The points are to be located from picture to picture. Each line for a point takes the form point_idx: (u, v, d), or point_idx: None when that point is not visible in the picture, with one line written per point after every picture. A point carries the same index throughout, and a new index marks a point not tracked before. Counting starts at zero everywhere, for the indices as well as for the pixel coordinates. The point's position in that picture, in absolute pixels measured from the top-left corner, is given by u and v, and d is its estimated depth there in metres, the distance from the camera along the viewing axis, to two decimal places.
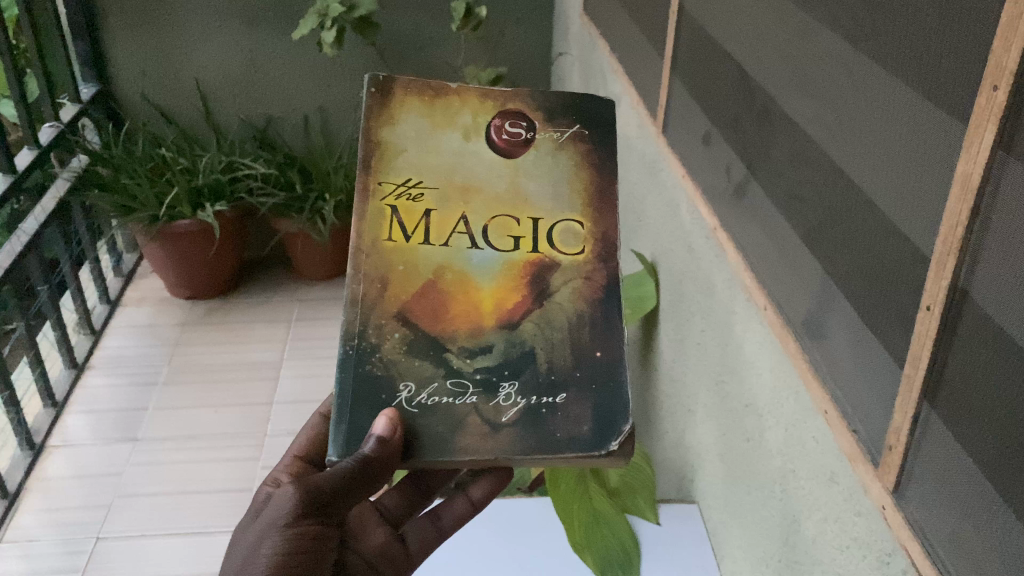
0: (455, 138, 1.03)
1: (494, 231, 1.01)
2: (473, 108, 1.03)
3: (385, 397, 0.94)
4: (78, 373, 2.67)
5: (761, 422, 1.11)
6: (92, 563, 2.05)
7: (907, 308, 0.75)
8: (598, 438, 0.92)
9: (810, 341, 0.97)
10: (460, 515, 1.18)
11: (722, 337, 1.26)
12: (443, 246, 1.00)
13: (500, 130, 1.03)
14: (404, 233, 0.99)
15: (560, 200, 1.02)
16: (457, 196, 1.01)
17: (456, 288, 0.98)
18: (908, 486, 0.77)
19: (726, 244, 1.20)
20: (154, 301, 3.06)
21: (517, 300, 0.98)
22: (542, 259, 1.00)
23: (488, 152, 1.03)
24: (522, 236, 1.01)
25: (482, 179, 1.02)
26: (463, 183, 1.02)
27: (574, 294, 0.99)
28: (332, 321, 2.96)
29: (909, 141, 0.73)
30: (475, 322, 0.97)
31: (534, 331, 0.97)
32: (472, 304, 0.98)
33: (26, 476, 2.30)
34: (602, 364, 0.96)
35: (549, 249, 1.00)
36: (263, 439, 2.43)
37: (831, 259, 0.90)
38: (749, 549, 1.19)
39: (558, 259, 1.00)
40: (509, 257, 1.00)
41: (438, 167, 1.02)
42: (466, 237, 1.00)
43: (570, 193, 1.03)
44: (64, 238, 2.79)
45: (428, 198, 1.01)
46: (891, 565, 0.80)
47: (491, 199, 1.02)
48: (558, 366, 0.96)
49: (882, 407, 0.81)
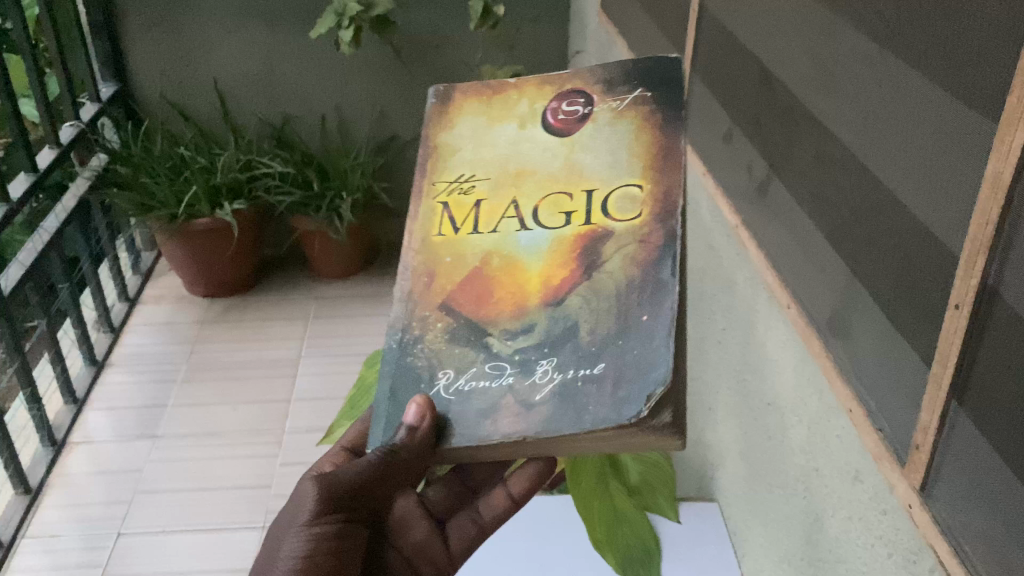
0: (511, 128, 1.00)
1: (545, 211, 0.94)
2: (531, 97, 1.01)
3: (423, 386, 0.89)
4: (98, 370, 2.69)
5: (784, 420, 1.12)
6: (114, 559, 2.06)
7: (934, 306, 0.75)
8: (630, 403, 0.77)
9: (834, 339, 0.97)
10: (503, 510, 1.12)
11: (744, 335, 1.26)
12: (492, 232, 0.95)
13: (556, 112, 0.99)
14: (454, 225, 0.96)
15: (617, 168, 0.93)
16: (509, 182, 0.97)
17: (503, 271, 0.92)
18: (936, 485, 0.77)
19: (749, 242, 1.20)
20: (173, 299, 3.08)
21: (565, 275, 0.89)
22: (594, 230, 0.90)
23: (545, 136, 0.98)
24: (575, 210, 0.93)
25: (536, 162, 0.97)
26: (516, 169, 0.97)
27: (626, 262, 0.87)
28: (349, 319, 2.97)
29: (938, 139, 0.73)
30: (520, 303, 0.89)
31: (579, 305, 0.87)
32: (519, 286, 0.90)
33: (48, 472, 2.32)
34: (647, 330, 0.82)
35: (602, 219, 0.91)
36: (282, 436, 2.44)
37: (856, 257, 0.90)
38: (770, 548, 1.19)
39: (610, 228, 0.90)
40: (559, 233, 0.92)
41: (492, 159, 0.99)
42: (515, 220, 0.94)
43: (629, 158, 0.93)
44: (85, 236, 2.81)
45: (480, 189, 0.98)
46: (917, 563, 0.80)
47: (545, 179, 0.96)
48: (602, 337, 0.84)
49: (909, 405, 0.81)
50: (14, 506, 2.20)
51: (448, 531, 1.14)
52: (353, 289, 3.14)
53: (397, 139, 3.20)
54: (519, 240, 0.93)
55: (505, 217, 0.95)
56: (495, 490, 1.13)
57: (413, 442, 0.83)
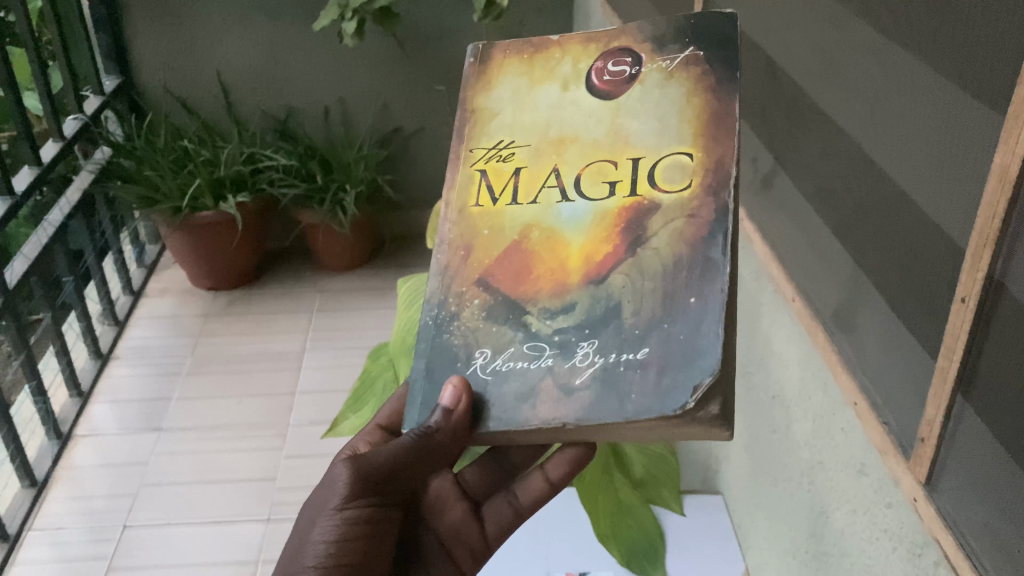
0: (553, 91, 0.94)
1: (588, 181, 0.88)
2: (575, 57, 0.94)
3: (459, 365, 0.85)
4: (103, 363, 2.70)
5: (788, 413, 1.12)
6: (119, 551, 2.07)
7: (940, 300, 0.75)
8: (672, 395, 0.73)
9: (839, 333, 0.96)
10: (541, 493, 1.07)
11: (749, 328, 1.26)
12: (531, 204, 0.89)
13: (601, 72, 0.92)
14: (492, 196, 0.91)
15: (666, 135, 0.86)
16: (550, 150, 0.91)
17: (544, 245, 0.86)
18: (941, 479, 0.77)
19: (754, 235, 1.20)
20: (177, 292, 3.08)
21: (608, 250, 0.83)
22: (641, 202, 0.84)
23: (589, 100, 0.92)
24: (620, 180, 0.86)
25: (578, 129, 0.90)
26: (557, 136, 0.91)
27: (673, 237, 0.81)
28: (353, 312, 2.97)
29: (945, 132, 0.72)
30: (561, 280, 0.84)
31: (623, 282, 0.81)
32: (561, 260, 0.85)
33: (53, 465, 2.32)
34: (695, 313, 0.77)
35: (649, 190, 0.84)
36: (286, 429, 2.44)
37: (862, 251, 0.89)
38: (775, 541, 1.19)
39: (658, 200, 0.83)
40: (603, 205, 0.85)
41: (532, 124, 0.93)
42: (557, 190, 0.89)
43: (678, 124, 0.86)
44: (89, 229, 2.81)
45: (519, 157, 0.92)
46: (923, 557, 0.80)
47: (588, 146, 0.89)
48: (646, 317, 0.79)
49: (914, 399, 0.81)
50: (19, 499, 2.21)
51: (484, 513, 1.09)
52: (357, 282, 3.14)
53: (401, 131, 3.20)
54: (560, 213, 0.87)
55: (546, 188, 0.89)
56: (533, 474, 1.07)
57: (447, 425, 0.80)
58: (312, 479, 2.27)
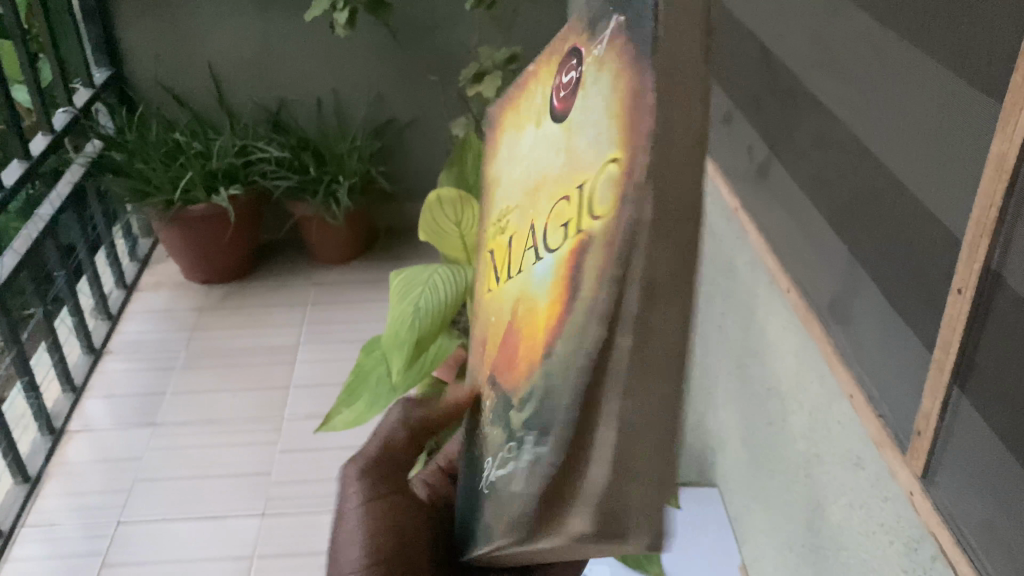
0: (530, 133, 0.68)
1: (553, 225, 0.55)
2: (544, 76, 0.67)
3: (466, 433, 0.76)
4: (96, 358, 2.69)
5: (785, 405, 1.10)
6: (113, 547, 2.06)
7: (936, 291, 0.73)
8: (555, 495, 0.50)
9: (835, 324, 0.95)
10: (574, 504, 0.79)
11: (744, 320, 1.24)
12: (516, 274, 0.63)
13: (558, 91, 0.61)
14: (491, 273, 0.72)
15: (601, 144, 0.48)
16: (529, 203, 0.64)
17: (524, 317, 0.58)
18: (938, 473, 0.75)
19: (749, 226, 1.18)
20: (172, 286, 3.07)
21: (558, 316, 0.50)
22: (583, 239, 0.48)
23: (551, 122, 0.61)
24: (573, 218, 0.52)
25: (545, 165, 0.61)
26: (534, 180, 0.64)
27: (596, 276, 0.45)
28: (348, 304, 2.95)
29: (941, 120, 0.71)
30: (529, 360, 0.54)
31: (562, 368, 0.47)
32: (530, 336, 0.55)
33: (47, 461, 2.31)
34: (583, 381, 0.46)
35: (587, 221, 0.48)
36: (282, 423, 2.44)
37: (857, 241, 0.88)
38: (772, 534, 1.18)
39: (591, 233, 0.47)
40: (558, 256, 0.52)
41: (516, 176, 0.70)
42: (532, 250, 0.60)
43: (607, 121, 0.48)
44: (81, 223, 2.80)
45: (510, 219, 0.69)
46: (920, 552, 0.79)
47: (552, 179, 0.58)
48: (553, 394, 0.48)
49: (911, 391, 0.79)
50: (13, 495, 2.20)
51: None
52: (352, 274, 3.12)
53: (395, 122, 3.18)
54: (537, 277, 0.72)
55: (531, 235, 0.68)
56: None
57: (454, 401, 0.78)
58: (306, 474, 2.27)
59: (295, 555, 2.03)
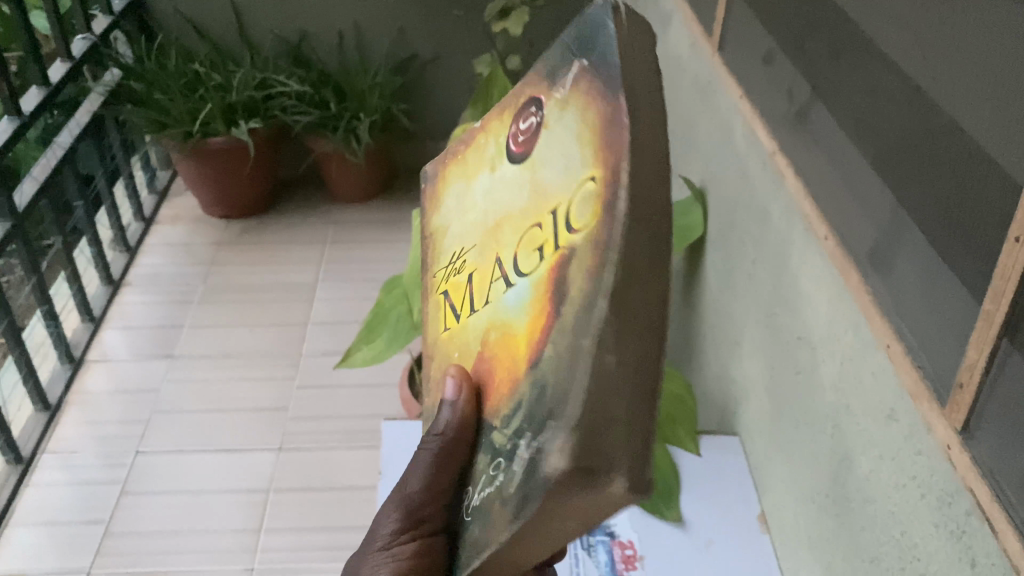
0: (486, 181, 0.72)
1: (523, 255, 0.58)
2: (496, 132, 0.72)
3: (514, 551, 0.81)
4: (114, 290, 2.69)
5: (815, 355, 1.08)
6: (131, 477, 2.09)
7: (988, 240, 0.70)
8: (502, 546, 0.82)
9: (874, 274, 0.92)
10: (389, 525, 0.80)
11: (777, 267, 1.21)
12: (486, 308, 0.64)
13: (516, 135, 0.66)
14: (456, 313, 0.71)
15: (572, 169, 0.55)
16: (490, 241, 0.66)
17: (498, 345, 0.58)
18: (979, 427, 0.73)
19: (786, 170, 1.14)
20: (189, 220, 3.05)
21: (542, 327, 0.51)
22: (564, 262, 0.52)
23: (511, 170, 0.66)
24: (545, 240, 0.55)
25: (507, 208, 0.64)
26: (496, 220, 0.66)
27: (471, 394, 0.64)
28: (367, 244, 2.93)
29: (1007, 59, 0.67)
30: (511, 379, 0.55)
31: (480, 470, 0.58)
32: (510, 361, 0.55)
33: (67, 389, 2.33)
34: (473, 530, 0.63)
35: (566, 246, 0.52)
36: (300, 359, 2.44)
37: (906, 187, 0.84)
38: (794, 483, 1.17)
39: (569, 256, 0.50)
40: (534, 279, 0.55)
41: (474, 221, 0.72)
42: (500, 282, 0.61)
43: (580, 152, 0.54)
44: (99, 153, 2.77)
45: (469, 263, 0.70)
46: (953, 506, 0.77)
47: (516, 223, 0.62)
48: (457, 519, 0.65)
49: (954, 342, 0.76)
50: (32, 422, 2.22)
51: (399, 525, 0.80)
52: (370, 214, 3.10)
53: (417, 58, 3.11)
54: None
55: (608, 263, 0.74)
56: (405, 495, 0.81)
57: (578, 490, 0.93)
58: (323, 411, 2.27)
59: (311, 490, 2.05)
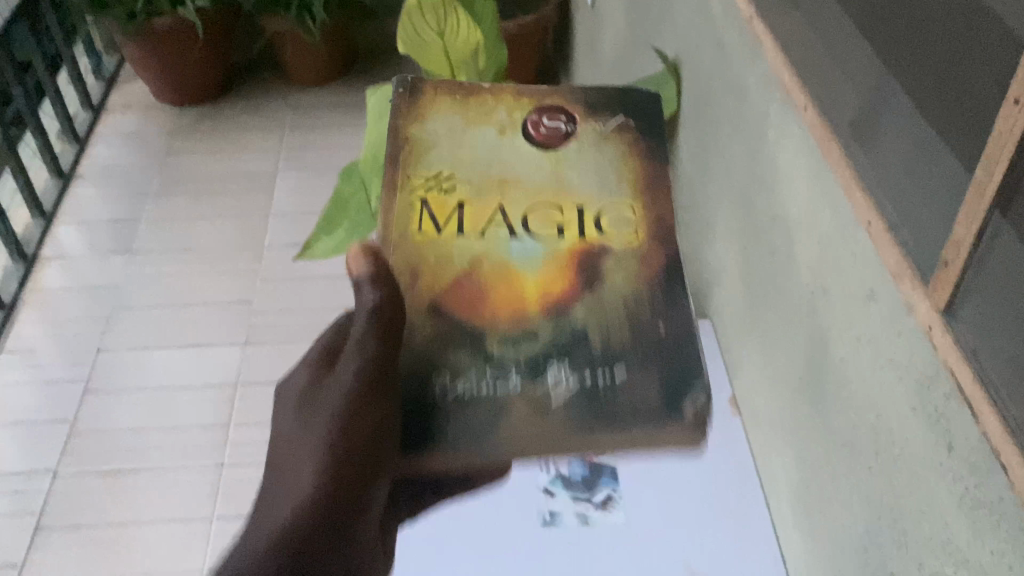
0: (490, 132, 0.97)
1: (537, 220, 0.90)
2: (509, 105, 0.99)
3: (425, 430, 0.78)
4: (66, 183, 2.58)
5: (792, 235, 1.03)
6: (95, 374, 2.05)
7: (985, 104, 0.64)
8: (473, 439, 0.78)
9: (857, 146, 0.86)
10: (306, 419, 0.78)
11: (753, 142, 1.14)
12: (478, 237, 0.88)
13: (536, 124, 0.98)
14: (435, 224, 0.88)
15: (607, 187, 0.94)
16: (493, 187, 0.93)
17: (497, 275, 0.85)
18: (963, 306, 0.68)
19: (764, 36, 1.06)
20: (141, 107, 2.91)
21: (563, 284, 0.85)
22: (593, 245, 0.89)
23: (527, 146, 0.96)
24: (568, 223, 0.90)
25: (518, 171, 0.94)
26: (499, 176, 0.94)
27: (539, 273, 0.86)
28: (328, 129, 2.82)
29: None
30: (518, 311, 0.83)
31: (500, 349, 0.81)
32: (518, 293, 0.84)
33: (22, 287, 2.26)
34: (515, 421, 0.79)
35: (599, 237, 0.89)
36: (263, 250, 2.37)
37: (899, 48, 0.77)
38: (767, 367, 1.14)
39: (609, 244, 0.89)
40: (555, 246, 0.88)
41: (471, 159, 0.94)
42: (504, 227, 0.89)
43: (619, 178, 0.94)
44: (37, 38, 2.60)
45: (460, 190, 0.92)
46: (932, 389, 0.73)
47: (530, 189, 0.93)
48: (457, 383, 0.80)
49: (940, 216, 0.71)
50: None
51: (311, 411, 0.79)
52: (331, 98, 2.97)
53: None
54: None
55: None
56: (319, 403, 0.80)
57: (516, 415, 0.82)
58: (288, 302, 2.23)
59: None
